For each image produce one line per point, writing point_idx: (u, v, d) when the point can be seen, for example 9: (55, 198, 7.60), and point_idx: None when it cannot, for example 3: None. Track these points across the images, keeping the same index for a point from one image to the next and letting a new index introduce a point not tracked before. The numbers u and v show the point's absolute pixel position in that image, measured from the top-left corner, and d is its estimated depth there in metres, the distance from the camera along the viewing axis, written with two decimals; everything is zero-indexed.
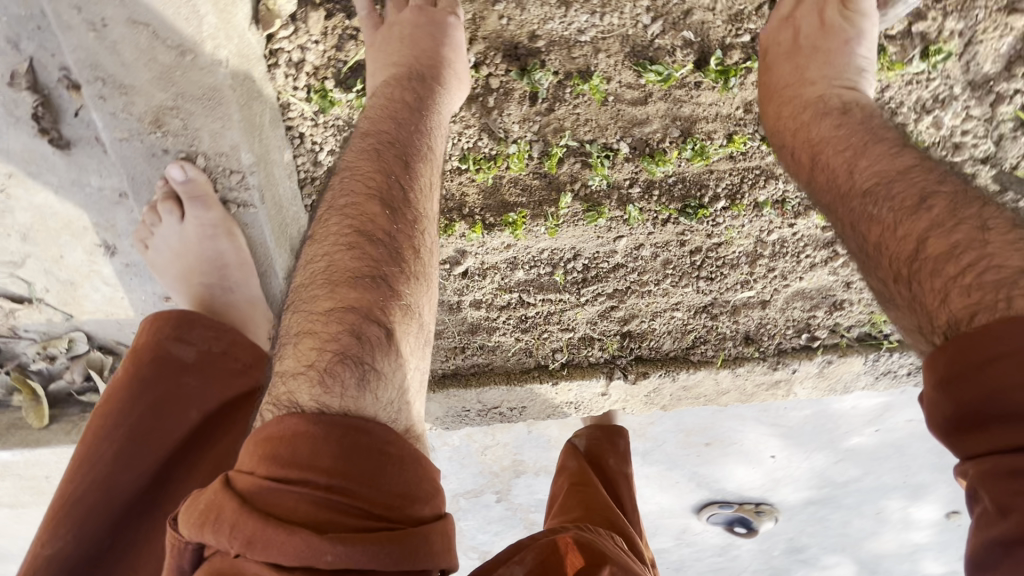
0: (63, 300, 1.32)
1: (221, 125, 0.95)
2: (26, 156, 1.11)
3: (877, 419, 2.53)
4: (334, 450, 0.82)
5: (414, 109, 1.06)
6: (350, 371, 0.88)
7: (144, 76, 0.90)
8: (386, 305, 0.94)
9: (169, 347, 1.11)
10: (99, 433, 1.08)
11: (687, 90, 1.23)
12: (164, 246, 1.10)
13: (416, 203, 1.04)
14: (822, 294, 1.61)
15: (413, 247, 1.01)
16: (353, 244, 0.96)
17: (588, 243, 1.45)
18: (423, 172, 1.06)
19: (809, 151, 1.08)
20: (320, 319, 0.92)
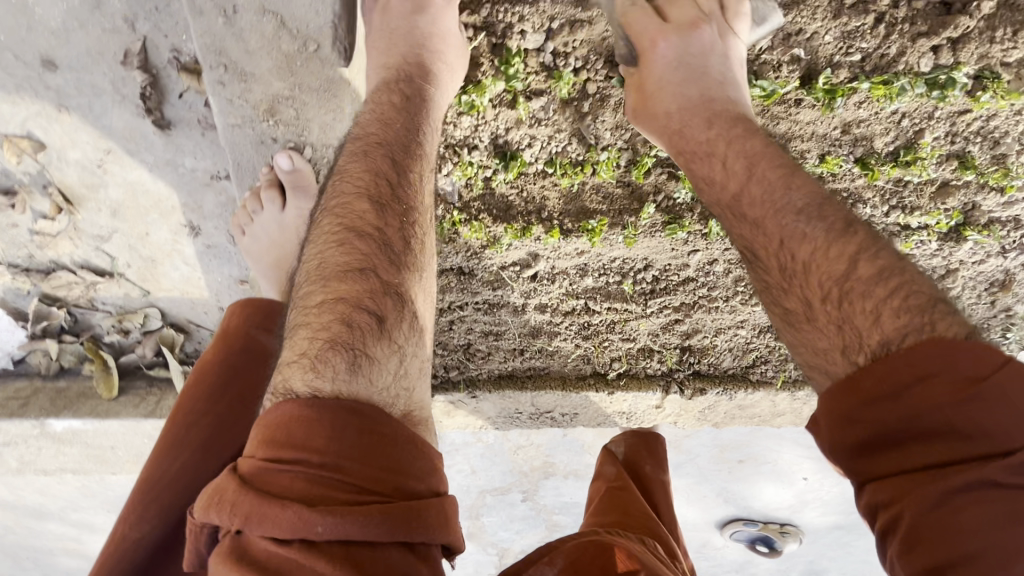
0: (142, 276, 1.34)
1: (332, 116, 0.96)
2: (127, 134, 1.13)
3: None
4: (328, 428, 0.77)
5: (403, 112, 1.00)
6: (343, 356, 0.84)
7: (265, 65, 0.89)
8: (377, 296, 0.89)
9: (255, 336, 1.17)
10: (191, 415, 1.14)
11: (786, 107, 1.20)
12: (262, 235, 1.06)
13: (408, 199, 0.98)
14: None
15: (404, 238, 0.96)
16: (342, 240, 0.92)
17: (661, 254, 1.43)
18: (414, 167, 1.00)
19: (741, 161, 0.99)
20: (314, 312, 0.87)
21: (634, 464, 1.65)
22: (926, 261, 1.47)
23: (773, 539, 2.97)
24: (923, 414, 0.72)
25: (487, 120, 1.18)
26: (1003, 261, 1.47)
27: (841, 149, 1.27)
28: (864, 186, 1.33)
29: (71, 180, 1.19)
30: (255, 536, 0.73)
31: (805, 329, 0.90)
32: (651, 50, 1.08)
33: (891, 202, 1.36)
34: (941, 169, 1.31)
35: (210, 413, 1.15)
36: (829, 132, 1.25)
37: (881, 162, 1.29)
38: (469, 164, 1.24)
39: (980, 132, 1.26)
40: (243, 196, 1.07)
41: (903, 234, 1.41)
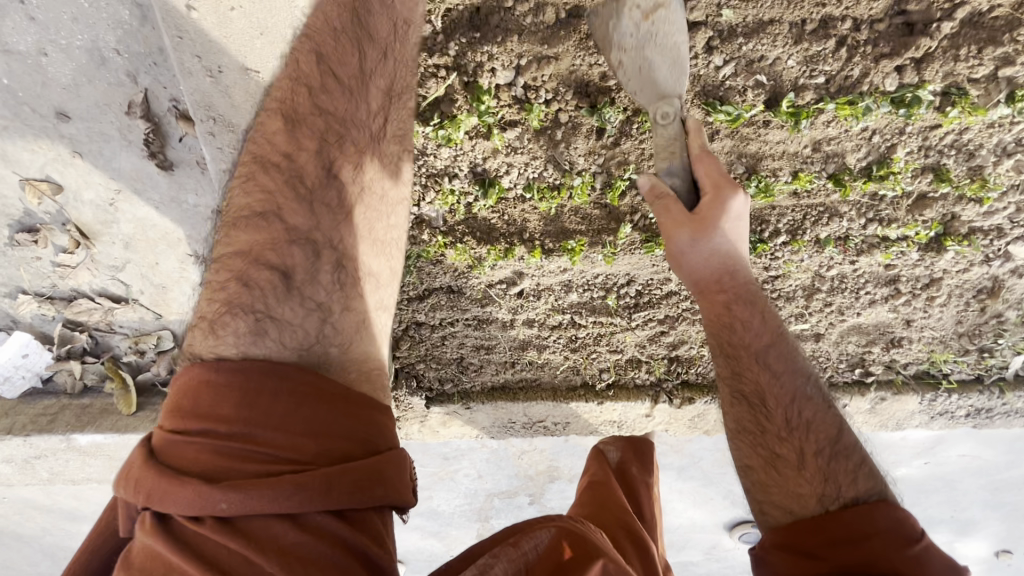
0: (154, 301, 1.45)
1: None
2: (134, 175, 1.23)
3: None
4: (236, 398, 0.79)
5: (347, 38, 0.92)
6: (242, 318, 0.84)
7: (250, 116, 0.97)
8: (279, 247, 0.87)
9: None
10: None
11: (755, 129, 1.24)
12: None
13: (342, 122, 0.92)
14: (880, 330, 1.63)
15: (337, 189, 0.91)
16: (259, 187, 0.90)
17: (643, 270, 1.48)
18: (355, 111, 0.92)
19: (769, 334, 1.04)
20: (229, 255, 0.89)
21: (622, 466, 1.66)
22: (909, 271, 1.48)
23: None
24: (868, 561, 0.85)
25: (465, 151, 1.24)
26: (989, 269, 1.47)
27: (813, 166, 1.30)
28: (840, 200, 1.36)
29: (86, 217, 1.30)
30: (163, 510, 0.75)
31: (785, 475, 0.98)
32: (727, 217, 0.99)
33: (867, 215, 1.38)
34: (916, 182, 1.33)
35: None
36: (800, 150, 1.28)
37: (855, 178, 1.31)
38: (451, 192, 1.31)
39: (953, 146, 1.27)
40: None
41: (883, 246, 1.42)
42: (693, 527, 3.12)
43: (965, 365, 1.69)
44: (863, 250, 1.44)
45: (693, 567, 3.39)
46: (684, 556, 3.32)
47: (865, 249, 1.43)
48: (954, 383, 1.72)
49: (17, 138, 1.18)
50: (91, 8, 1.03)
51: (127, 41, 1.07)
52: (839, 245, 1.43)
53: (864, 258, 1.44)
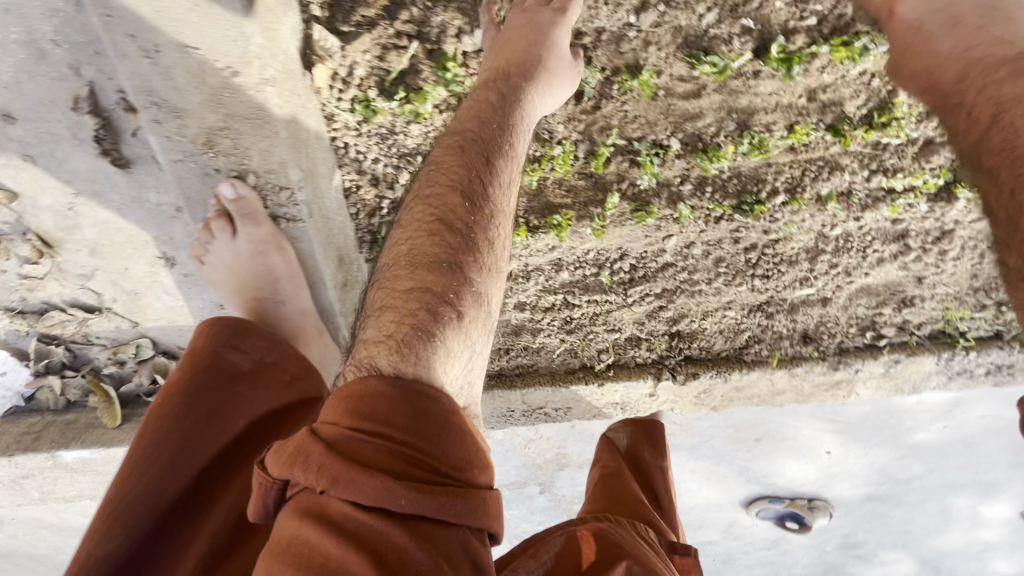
0: (129, 309, 1.39)
1: (269, 143, 0.95)
2: (91, 176, 1.16)
3: (946, 414, 2.46)
4: (408, 410, 0.84)
5: (500, 110, 1.03)
6: (424, 343, 0.90)
7: (196, 99, 0.90)
8: (461, 289, 0.94)
9: (224, 355, 1.11)
10: (156, 436, 1.01)
11: (744, 80, 1.16)
12: (220, 263, 1.10)
13: (494, 197, 1.02)
14: (890, 290, 1.55)
15: (487, 240, 0.99)
16: (430, 233, 0.97)
17: (635, 242, 1.40)
18: (499, 169, 1.02)
19: (989, 108, 0.98)
20: (400, 298, 0.93)
21: (632, 450, 1.61)
22: (918, 225, 1.40)
23: (801, 514, 2.97)
24: None
25: (437, 126, 1.15)
26: None
27: (810, 116, 1.21)
28: (840, 152, 1.27)
29: (47, 225, 1.24)
30: (336, 498, 0.79)
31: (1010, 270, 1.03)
32: (888, 19, 1.05)
33: (870, 166, 1.29)
34: (922, 127, 1.24)
35: (175, 435, 1.02)
36: (795, 101, 1.19)
37: (855, 127, 1.23)
38: None
39: None
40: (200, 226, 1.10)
41: (889, 199, 1.34)
42: (708, 507, 3.07)
43: (982, 321, 1.62)
44: (867, 206, 1.35)
45: (712, 547, 3.35)
46: (702, 536, 3.28)
47: (870, 204, 1.35)
48: (971, 340, 1.64)
49: None
50: None
51: (63, 30, 0.99)
52: (842, 201, 1.34)
53: (869, 214, 1.36)
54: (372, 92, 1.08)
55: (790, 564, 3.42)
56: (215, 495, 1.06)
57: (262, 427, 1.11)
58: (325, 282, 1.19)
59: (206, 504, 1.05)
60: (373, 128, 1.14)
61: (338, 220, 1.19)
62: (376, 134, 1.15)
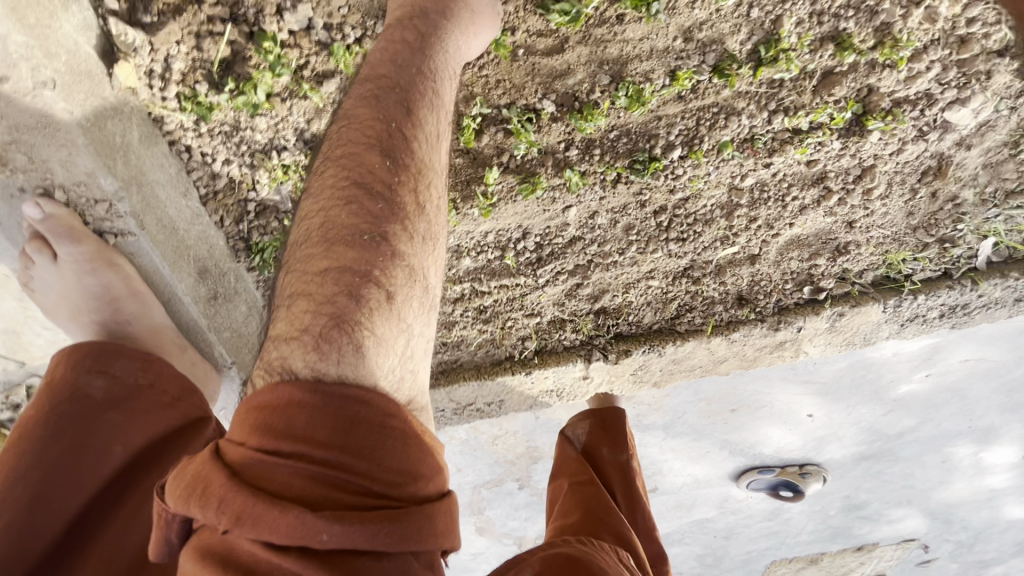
0: (12, 348, 1.31)
1: (68, 153, 0.89)
2: None
3: (926, 363, 2.35)
4: (331, 422, 0.73)
5: (417, 52, 0.93)
6: (346, 335, 0.78)
7: None
8: (387, 263, 0.83)
9: (90, 381, 1.02)
10: (12, 477, 0.96)
11: (608, 28, 1.06)
12: (48, 289, 1.02)
13: (422, 150, 0.90)
14: (822, 239, 1.44)
15: (418, 204, 0.88)
16: (348, 198, 0.85)
17: (534, 219, 1.31)
18: (428, 119, 0.91)
19: None
20: (314, 282, 0.82)
21: (592, 447, 1.55)
22: (835, 164, 1.29)
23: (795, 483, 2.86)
24: None
25: (282, 116, 1.07)
26: (926, 145, 1.28)
27: (690, 60, 1.11)
28: (733, 95, 1.17)
29: None
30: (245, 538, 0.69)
31: None
32: None
33: (769, 106, 1.19)
34: (818, 57, 1.14)
35: (35, 479, 0.96)
36: (670, 44, 1.09)
37: (740, 66, 1.13)
38: (283, 165, 1.12)
39: (849, 5, 1.10)
40: (17, 256, 1.02)
41: (796, 139, 1.23)
42: (697, 484, 2.98)
43: (928, 261, 1.51)
44: (775, 149, 1.25)
45: (709, 524, 3.26)
46: (697, 514, 3.19)
47: (777, 148, 1.24)
48: (918, 283, 1.54)
49: None
50: None
51: None
52: (745, 147, 1.24)
53: (777, 158, 1.26)
54: (202, 87, 1.00)
55: (794, 533, 3.31)
56: (91, 534, 0.99)
57: (141, 457, 1.05)
58: (182, 298, 1.11)
59: (82, 544, 0.99)
60: (214, 126, 1.05)
61: (196, 230, 1.10)
62: (219, 132, 1.06)
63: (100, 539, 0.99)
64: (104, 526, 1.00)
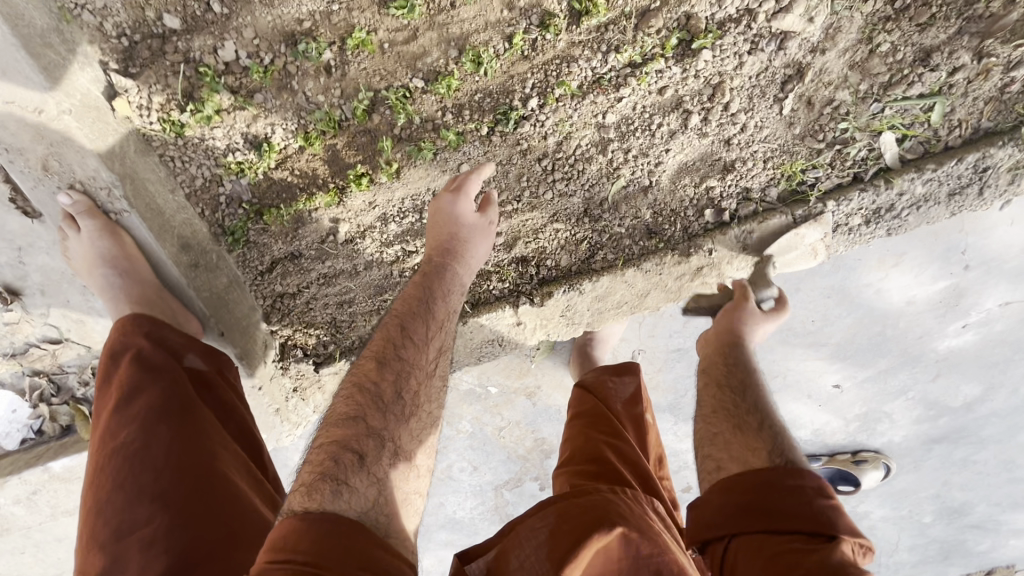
0: (80, 335, 1.80)
1: (81, 155, 1.35)
2: (22, 231, 1.62)
3: (952, 312, 1.92)
4: (313, 535, 0.93)
5: (431, 279, 1.45)
6: (327, 485, 1.02)
7: (25, 138, 1.31)
8: (361, 437, 1.13)
9: (156, 333, 1.38)
10: (123, 395, 1.29)
11: (446, 14, 1.39)
12: (73, 254, 1.44)
13: (412, 355, 1.31)
14: (707, 161, 1.56)
15: (394, 394, 1.23)
16: (349, 394, 1.22)
17: (437, 180, 1.57)
18: (421, 322, 1.36)
19: None
20: (314, 450, 1.13)
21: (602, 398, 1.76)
22: (684, 88, 1.46)
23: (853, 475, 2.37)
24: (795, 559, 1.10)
25: (231, 125, 1.49)
26: (765, 55, 1.43)
27: (520, 25, 1.40)
28: (568, 45, 1.42)
29: (9, 277, 1.70)
30: None
31: None
32: None
33: (601, 49, 1.42)
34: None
35: (139, 390, 1.29)
36: (500, 17, 1.39)
37: (562, 20, 1.40)
38: (237, 163, 1.54)
39: None
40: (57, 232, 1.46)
41: (637, 71, 1.44)
42: None
43: (829, 168, 1.55)
44: (621, 84, 1.45)
45: None
46: None
47: (622, 82, 1.45)
48: (824, 191, 1.58)
49: None
50: None
51: None
52: (596, 87, 1.46)
53: (626, 90, 1.45)
54: (175, 112, 1.45)
55: (889, 552, 2.77)
56: (186, 420, 1.28)
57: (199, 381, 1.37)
58: (168, 262, 1.52)
59: (179, 424, 1.27)
60: (188, 139, 1.49)
61: (181, 216, 1.52)
62: (191, 142, 1.50)
63: (192, 421, 1.29)
64: (186, 421, 1.29)
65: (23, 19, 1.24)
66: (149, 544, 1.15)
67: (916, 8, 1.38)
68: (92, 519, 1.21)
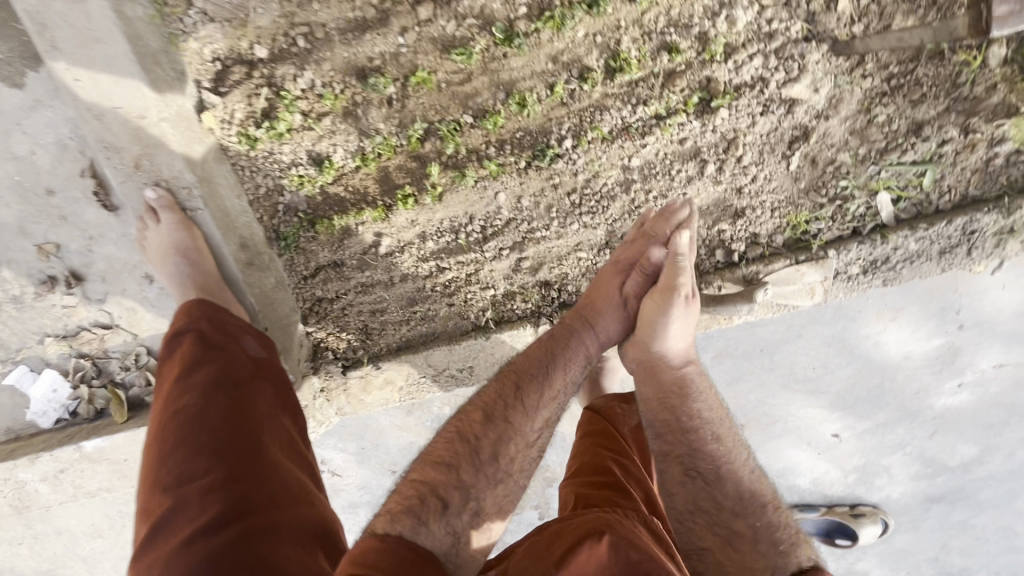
0: (129, 323, 1.94)
1: (170, 158, 1.54)
2: (98, 222, 1.81)
3: (948, 369, 2.03)
4: (391, 558, 1.16)
5: (567, 334, 1.57)
6: (410, 522, 1.25)
7: (124, 139, 1.50)
8: (449, 488, 1.32)
9: (217, 317, 1.52)
10: (188, 365, 1.42)
11: (498, 61, 1.59)
12: (147, 242, 1.62)
13: (538, 409, 1.46)
14: (720, 207, 1.72)
15: (494, 454, 1.38)
16: (454, 443, 1.39)
17: (476, 205, 1.75)
18: (554, 383, 1.50)
19: None
20: (409, 484, 1.34)
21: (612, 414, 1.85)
22: (702, 140, 1.65)
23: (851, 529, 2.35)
24: None
25: (298, 143, 1.68)
26: (775, 117, 1.62)
27: (561, 76, 1.60)
28: (602, 96, 1.62)
29: (76, 263, 1.87)
30: None
31: None
32: None
33: (630, 101, 1.62)
34: (657, 61, 1.58)
35: (202, 362, 1.43)
36: (544, 68, 1.60)
37: (598, 74, 1.60)
38: (299, 176, 1.71)
39: (669, 23, 1.55)
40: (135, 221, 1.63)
41: (661, 123, 1.63)
42: None
43: (830, 221, 1.71)
44: (646, 132, 1.64)
45: None
46: None
47: (648, 131, 1.64)
48: (825, 241, 1.73)
49: (28, 217, 1.81)
50: (53, 118, 1.68)
51: (76, 130, 1.69)
52: (624, 134, 1.65)
53: (650, 139, 1.64)
54: (251, 128, 1.65)
55: None
56: (241, 392, 1.41)
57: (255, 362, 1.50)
58: (228, 257, 1.69)
59: (235, 396, 1.39)
60: (258, 151, 1.68)
61: (242, 218, 1.70)
62: (261, 154, 1.68)
63: (246, 395, 1.41)
64: (240, 394, 1.41)
65: (141, 41, 1.45)
66: (204, 494, 1.26)
67: (908, 87, 1.58)
68: (151, 467, 1.32)
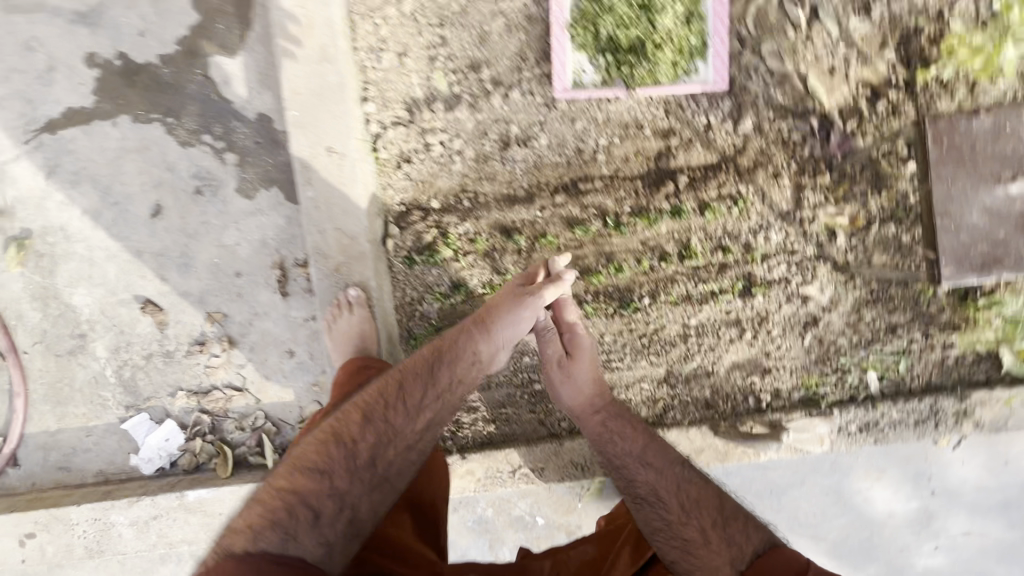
0: (258, 389, 2.28)
1: (364, 269, 2.11)
2: (266, 303, 2.24)
3: (926, 531, 2.41)
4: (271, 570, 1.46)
5: (465, 345, 1.94)
6: (274, 531, 1.57)
7: (335, 251, 2.07)
8: (310, 496, 1.65)
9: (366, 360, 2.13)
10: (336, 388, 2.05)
11: (605, 238, 2.22)
12: (333, 330, 2.15)
13: (410, 416, 1.82)
14: (752, 364, 2.27)
15: (350, 459, 1.74)
16: (322, 445, 1.74)
17: None
18: (434, 392, 1.87)
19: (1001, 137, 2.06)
20: (275, 486, 1.68)
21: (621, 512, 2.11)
22: (742, 314, 2.25)
23: None
24: None
25: (445, 270, 2.22)
26: (794, 306, 2.25)
27: (647, 254, 2.23)
28: (673, 272, 2.24)
29: (234, 332, 2.26)
30: None
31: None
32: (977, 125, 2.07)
33: (693, 279, 2.24)
34: (715, 255, 2.23)
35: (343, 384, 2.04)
36: (636, 247, 2.23)
37: (672, 257, 2.23)
38: (440, 293, 2.24)
39: (726, 232, 2.22)
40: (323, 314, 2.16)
41: (714, 297, 2.24)
42: None
43: (834, 386, 2.27)
44: (703, 301, 2.25)
45: None
46: None
47: (703, 301, 2.24)
48: (830, 401, 2.27)
49: (209, 291, 2.25)
50: (264, 223, 2.19)
51: (278, 234, 2.20)
52: (686, 300, 2.24)
53: (705, 307, 2.24)
54: (414, 254, 2.21)
55: None
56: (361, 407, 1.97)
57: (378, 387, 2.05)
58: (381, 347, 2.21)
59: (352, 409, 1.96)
60: (414, 270, 2.22)
61: (394, 318, 2.24)
62: (416, 273, 2.22)
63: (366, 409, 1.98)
64: None
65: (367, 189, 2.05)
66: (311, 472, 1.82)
67: (885, 300, 2.24)
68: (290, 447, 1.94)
